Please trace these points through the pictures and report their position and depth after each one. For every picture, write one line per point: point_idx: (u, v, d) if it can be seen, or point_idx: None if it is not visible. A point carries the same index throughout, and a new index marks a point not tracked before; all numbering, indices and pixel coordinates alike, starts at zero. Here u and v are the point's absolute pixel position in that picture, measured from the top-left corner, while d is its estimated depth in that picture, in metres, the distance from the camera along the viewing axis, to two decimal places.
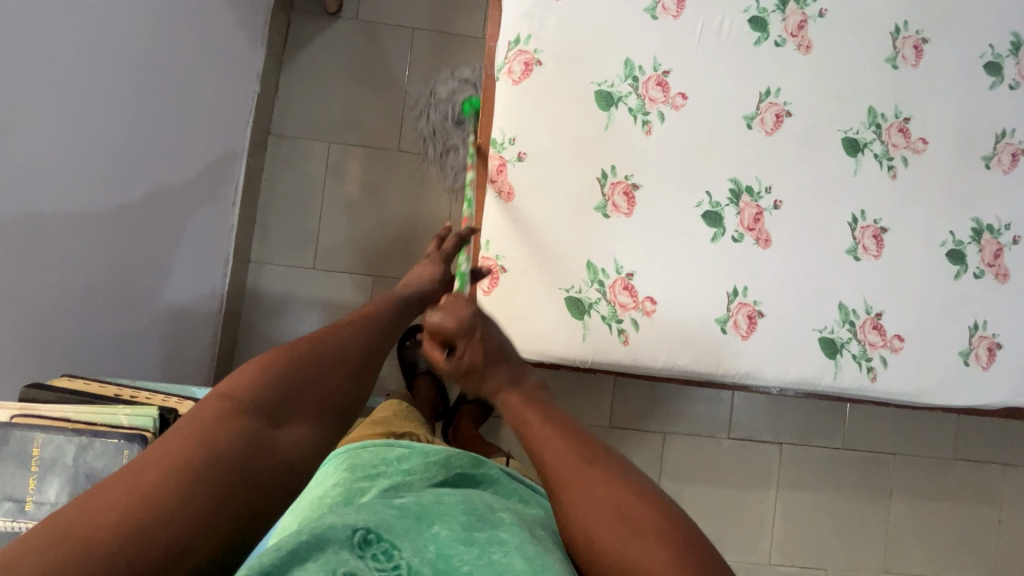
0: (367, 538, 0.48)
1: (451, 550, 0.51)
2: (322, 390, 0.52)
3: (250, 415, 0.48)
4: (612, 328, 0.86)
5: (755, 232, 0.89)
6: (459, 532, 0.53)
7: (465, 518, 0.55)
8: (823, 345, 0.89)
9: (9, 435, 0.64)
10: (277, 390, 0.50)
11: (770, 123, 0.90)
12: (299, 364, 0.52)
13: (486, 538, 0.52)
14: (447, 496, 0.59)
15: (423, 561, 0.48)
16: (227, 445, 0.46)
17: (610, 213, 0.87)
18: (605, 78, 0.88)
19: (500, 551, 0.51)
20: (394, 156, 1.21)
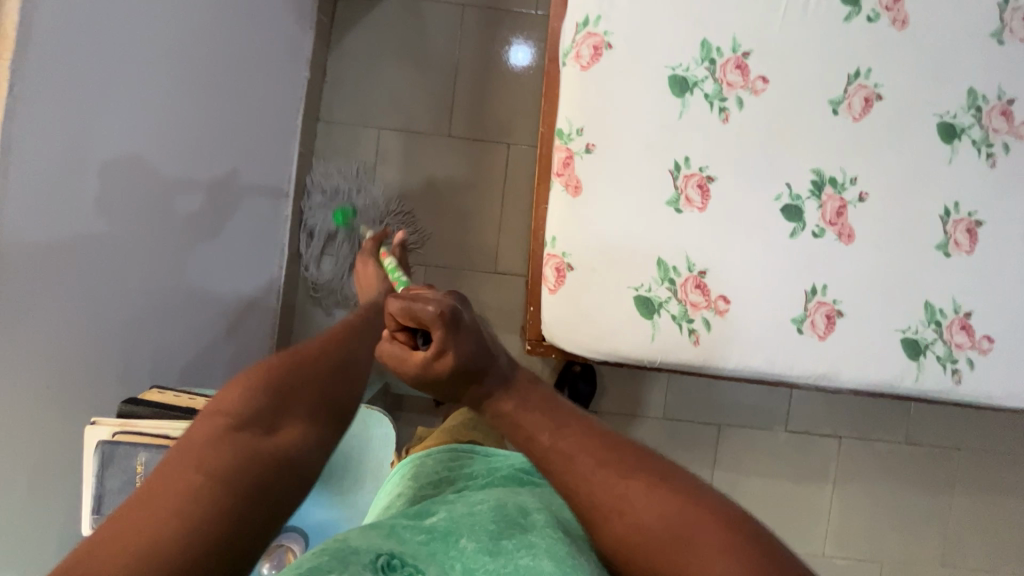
0: (390, 563, 0.44)
1: (476, 564, 0.46)
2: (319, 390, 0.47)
3: (240, 427, 0.42)
4: (683, 328, 0.83)
5: (838, 227, 0.84)
6: (486, 543, 0.48)
7: (495, 528, 0.50)
8: (906, 346, 0.85)
9: (114, 453, 0.64)
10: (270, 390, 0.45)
11: (858, 108, 0.83)
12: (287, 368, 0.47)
13: (513, 547, 0.48)
14: (479, 502, 0.54)
15: None
16: (226, 471, 0.40)
17: (682, 207, 0.83)
18: (680, 61, 0.82)
19: (526, 560, 0.46)
20: (444, 141, 1.17)
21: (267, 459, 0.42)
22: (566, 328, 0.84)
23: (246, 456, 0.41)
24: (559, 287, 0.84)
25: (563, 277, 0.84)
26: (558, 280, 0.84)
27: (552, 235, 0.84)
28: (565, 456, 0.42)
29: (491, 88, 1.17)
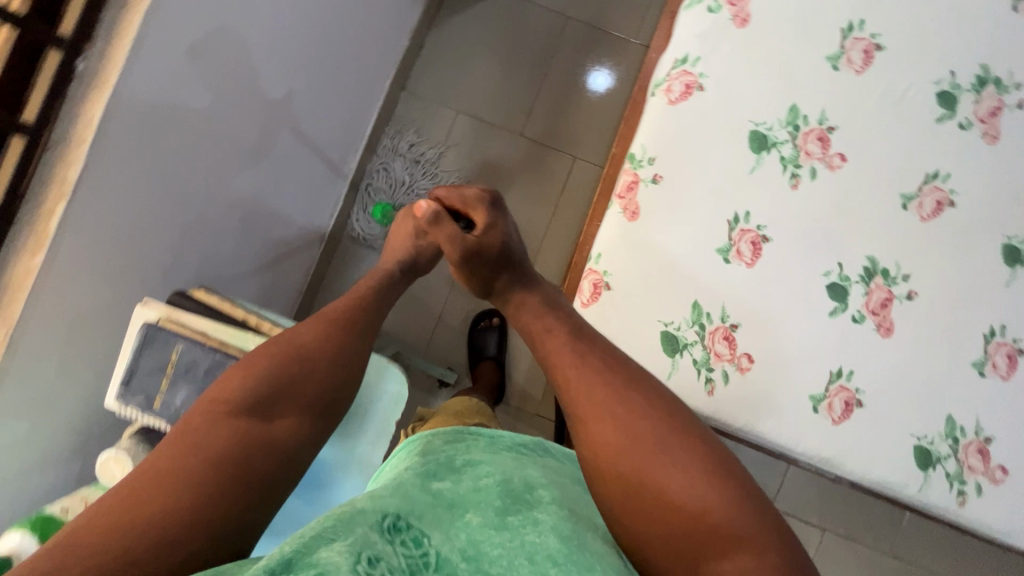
0: (396, 523, 0.51)
1: (481, 536, 0.54)
2: (301, 386, 0.61)
3: (237, 417, 0.57)
4: (701, 374, 0.84)
5: (879, 318, 0.83)
6: (492, 518, 0.56)
7: (500, 504, 0.57)
8: (917, 454, 0.83)
9: (154, 336, 0.67)
10: (266, 386, 0.59)
11: (928, 209, 0.83)
12: (280, 360, 0.62)
13: (519, 525, 0.55)
14: (487, 479, 0.61)
15: (452, 549, 0.52)
16: (215, 444, 0.54)
17: (731, 258, 0.84)
18: (766, 119, 0.84)
19: (532, 536, 0.54)
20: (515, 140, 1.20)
21: (257, 441, 0.56)
22: None
23: (239, 435, 0.56)
24: (592, 302, 0.85)
25: (598, 293, 0.85)
26: (593, 295, 0.85)
27: (598, 252, 0.86)
28: (672, 486, 0.54)
29: (572, 101, 1.19)
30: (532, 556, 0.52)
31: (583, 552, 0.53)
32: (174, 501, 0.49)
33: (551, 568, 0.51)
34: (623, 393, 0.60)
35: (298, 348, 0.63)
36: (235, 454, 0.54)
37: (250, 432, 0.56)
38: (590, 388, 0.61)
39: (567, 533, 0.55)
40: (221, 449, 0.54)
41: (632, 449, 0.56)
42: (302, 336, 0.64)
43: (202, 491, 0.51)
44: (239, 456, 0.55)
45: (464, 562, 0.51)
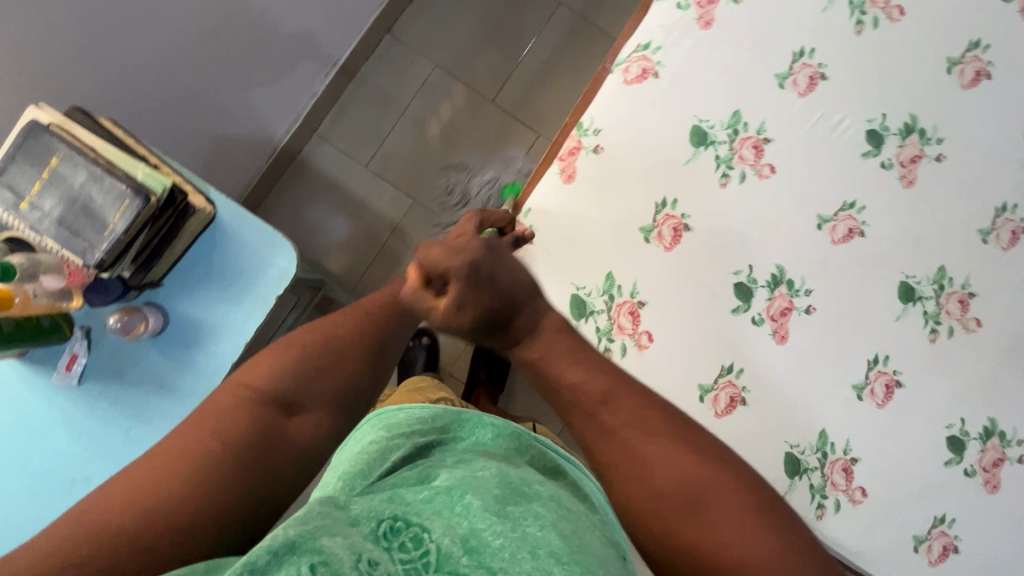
0: (393, 526, 0.40)
1: (482, 522, 0.41)
2: (328, 376, 0.53)
3: (265, 407, 0.50)
4: (601, 343, 0.86)
5: (777, 324, 0.87)
6: (493, 503, 0.43)
7: (501, 494, 0.44)
8: (787, 461, 0.86)
9: (37, 138, 0.51)
10: (292, 381, 0.52)
11: (839, 234, 0.89)
12: (305, 346, 0.54)
13: (522, 515, 0.42)
14: (487, 468, 0.48)
15: (454, 539, 0.40)
16: (231, 428, 0.47)
17: (652, 239, 0.87)
18: (709, 117, 0.88)
19: (536, 529, 0.42)
20: (485, 105, 1.22)
21: (278, 436, 0.49)
22: None
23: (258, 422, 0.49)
24: None
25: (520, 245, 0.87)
26: None
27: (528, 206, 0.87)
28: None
29: (548, 80, 1.22)
30: (536, 551, 0.40)
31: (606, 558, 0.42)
32: (184, 482, 0.44)
33: (558, 568, 0.39)
34: (697, 455, 0.46)
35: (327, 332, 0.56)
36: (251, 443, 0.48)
37: (270, 424, 0.49)
38: (664, 456, 0.46)
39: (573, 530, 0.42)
40: (236, 438, 0.47)
41: (704, 562, 0.44)
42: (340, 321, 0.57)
43: (224, 469, 0.45)
44: (254, 441, 0.48)
45: (466, 556, 0.39)
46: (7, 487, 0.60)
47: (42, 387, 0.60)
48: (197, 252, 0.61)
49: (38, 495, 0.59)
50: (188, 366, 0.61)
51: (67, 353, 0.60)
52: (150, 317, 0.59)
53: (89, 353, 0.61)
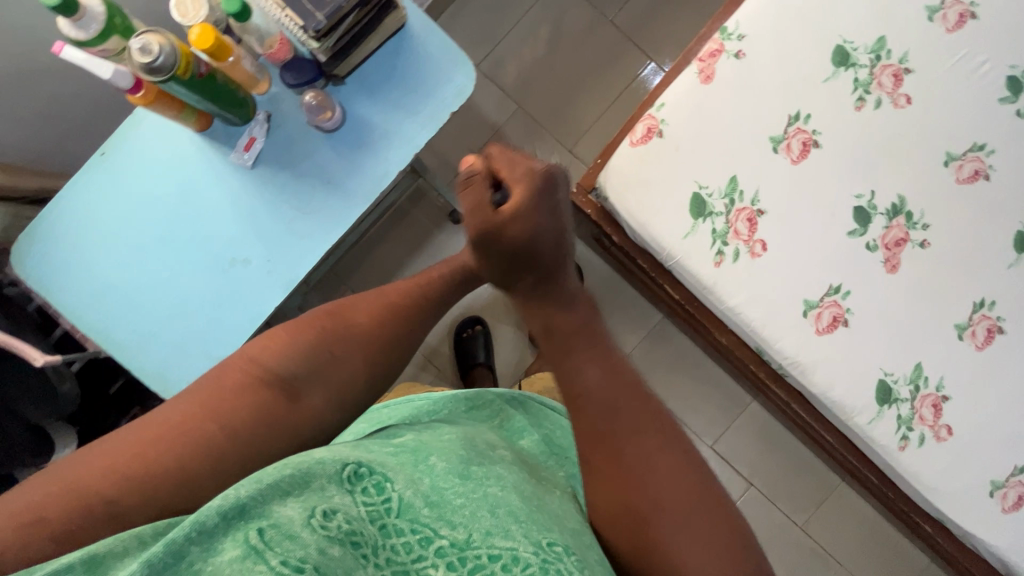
0: (357, 471, 0.44)
1: (444, 483, 0.48)
2: (339, 371, 0.55)
3: (271, 386, 0.52)
4: (715, 245, 0.87)
5: (890, 253, 0.87)
6: (457, 467, 0.50)
7: (464, 455, 0.53)
8: (879, 389, 0.87)
9: None
10: (305, 360, 0.54)
11: (965, 174, 0.88)
12: (324, 337, 0.55)
13: (483, 476, 0.50)
14: (447, 434, 0.57)
15: (415, 494, 0.45)
16: (235, 414, 0.49)
17: (780, 149, 0.87)
18: (854, 39, 0.88)
19: (495, 490, 0.49)
20: (602, 25, 1.23)
21: (278, 418, 0.51)
22: (623, 182, 0.89)
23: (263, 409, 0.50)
24: (641, 143, 0.88)
25: (650, 136, 0.88)
26: (644, 137, 0.88)
27: (662, 101, 0.89)
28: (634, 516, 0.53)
29: (668, 9, 1.22)
30: (495, 510, 0.47)
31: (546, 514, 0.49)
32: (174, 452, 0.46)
33: (513, 525, 0.46)
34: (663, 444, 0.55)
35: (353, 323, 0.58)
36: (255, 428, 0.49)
37: (276, 409, 0.51)
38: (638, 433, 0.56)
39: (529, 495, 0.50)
40: (240, 419, 0.49)
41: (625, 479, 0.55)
42: (362, 309, 0.59)
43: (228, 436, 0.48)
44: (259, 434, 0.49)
45: (427, 508, 0.44)
46: (179, 262, 0.66)
47: (218, 166, 0.66)
48: (382, 57, 0.66)
49: (203, 266, 0.65)
50: (357, 166, 0.66)
51: (246, 135, 0.66)
52: (336, 109, 0.64)
53: (264, 140, 0.66)
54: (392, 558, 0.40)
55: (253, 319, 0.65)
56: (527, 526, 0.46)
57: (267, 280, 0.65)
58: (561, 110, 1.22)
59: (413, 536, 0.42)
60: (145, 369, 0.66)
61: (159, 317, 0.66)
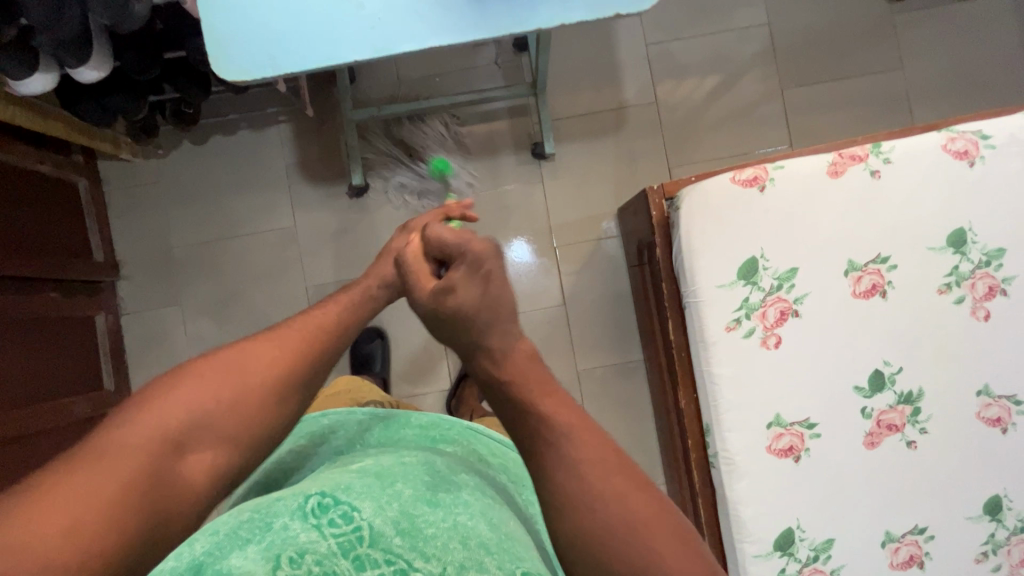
0: (322, 504, 0.52)
1: (415, 509, 0.56)
2: (246, 412, 0.57)
3: (179, 431, 0.54)
4: (738, 313, 0.85)
5: (877, 430, 0.85)
6: (424, 494, 0.58)
7: (429, 482, 0.60)
8: (783, 535, 0.84)
9: None
10: (209, 404, 0.56)
11: (987, 414, 0.85)
12: (249, 378, 0.58)
13: (451, 503, 0.58)
14: (411, 458, 0.64)
15: (383, 522, 0.53)
16: (149, 463, 0.51)
17: (850, 276, 0.85)
18: (980, 233, 0.85)
19: (463, 518, 0.56)
20: (769, 90, 1.22)
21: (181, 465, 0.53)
22: (703, 204, 0.86)
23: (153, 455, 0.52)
24: (741, 185, 0.86)
25: (752, 184, 0.86)
26: (748, 181, 0.86)
27: (783, 163, 0.87)
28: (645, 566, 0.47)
29: (832, 116, 1.21)
30: (467, 540, 0.54)
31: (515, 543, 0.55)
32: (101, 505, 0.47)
33: (484, 556, 0.53)
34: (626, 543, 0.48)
35: (242, 368, 0.59)
36: (159, 473, 0.51)
37: (178, 453, 0.53)
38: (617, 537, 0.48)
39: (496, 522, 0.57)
40: (150, 461, 0.51)
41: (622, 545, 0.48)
42: (252, 361, 0.60)
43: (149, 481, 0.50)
44: (150, 485, 0.51)
45: (398, 537, 0.52)
46: None
47: None
48: None
49: None
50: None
51: None
52: None
53: None
54: None
55: (327, 57, 0.62)
56: (494, 556, 0.53)
57: (364, 34, 0.62)
58: (685, 133, 1.21)
59: (388, 567, 0.50)
60: (204, 21, 0.62)
61: None
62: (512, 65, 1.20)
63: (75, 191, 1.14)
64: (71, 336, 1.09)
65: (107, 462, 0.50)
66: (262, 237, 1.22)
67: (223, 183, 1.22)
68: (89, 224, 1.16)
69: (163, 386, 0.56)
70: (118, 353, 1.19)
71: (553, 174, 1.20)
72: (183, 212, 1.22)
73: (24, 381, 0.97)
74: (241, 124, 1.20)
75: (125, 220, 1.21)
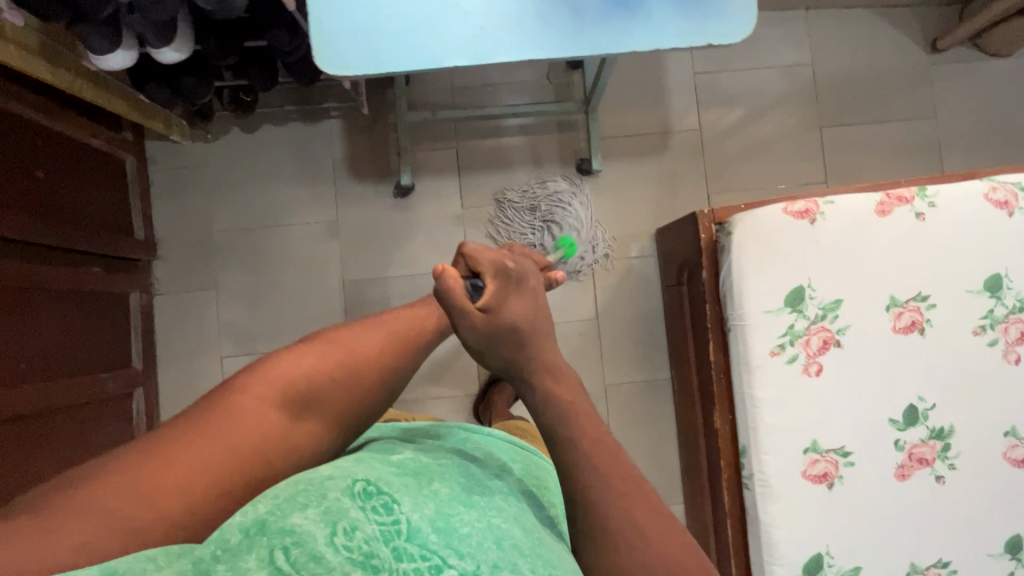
0: (367, 488, 0.50)
1: (451, 504, 0.52)
2: (339, 398, 0.55)
3: (277, 408, 0.52)
4: (783, 339, 0.87)
5: (908, 462, 0.87)
6: (459, 495, 0.54)
7: (464, 483, 0.57)
8: (812, 559, 0.86)
9: None
10: (307, 385, 0.54)
11: (1013, 455, 0.88)
12: (347, 357, 0.56)
13: (485, 506, 0.54)
14: (444, 454, 0.62)
15: (422, 517, 0.49)
16: (246, 440, 0.50)
17: (891, 311, 0.88)
18: (1015, 280, 0.89)
19: (498, 520, 0.52)
20: (808, 126, 1.26)
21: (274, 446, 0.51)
22: (756, 232, 0.89)
23: (265, 425, 0.51)
24: (793, 215, 0.89)
25: (803, 215, 0.89)
26: (799, 213, 0.89)
27: (833, 198, 0.90)
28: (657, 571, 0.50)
29: (867, 156, 1.26)
30: (501, 542, 0.50)
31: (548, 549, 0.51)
32: (197, 478, 0.47)
33: (518, 559, 0.48)
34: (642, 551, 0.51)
35: (351, 353, 0.56)
36: (256, 451, 0.50)
37: (275, 429, 0.51)
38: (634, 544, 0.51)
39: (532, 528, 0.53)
40: (246, 437, 0.50)
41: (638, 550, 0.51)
42: (362, 342, 0.57)
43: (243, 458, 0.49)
44: (256, 456, 0.50)
45: (433, 534, 0.48)
46: None
47: None
48: None
49: None
50: (608, 19, 0.65)
51: None
52: None
53: None
54: None
55: (427, 61, 0.65)
56: (531, 560, 0.48)
57: (464, 42, 0.65)
58: (725, 160, 1.25)
59: (422, 563, 0.46)
60: (311, 16, 0.64)
61: None
62: (563, 81, 1.23)
63: (122, 167, 1.13)
64: (108, 313, 1.08)
65: (216, 429, 0.49)
66: (303, 228, 1.23)
67: (270, 171, 1.22)
68: (133, 202, 1.16)
69: (271, 359, 0.55)
70: (149, 333, 1.18)
71: (595, 190, 1.23)
72: (226, 197, 1.22)
73: (62, 354, 0.96)
74: (293, 115, 1.21)
75: (168, 201, 1.22)
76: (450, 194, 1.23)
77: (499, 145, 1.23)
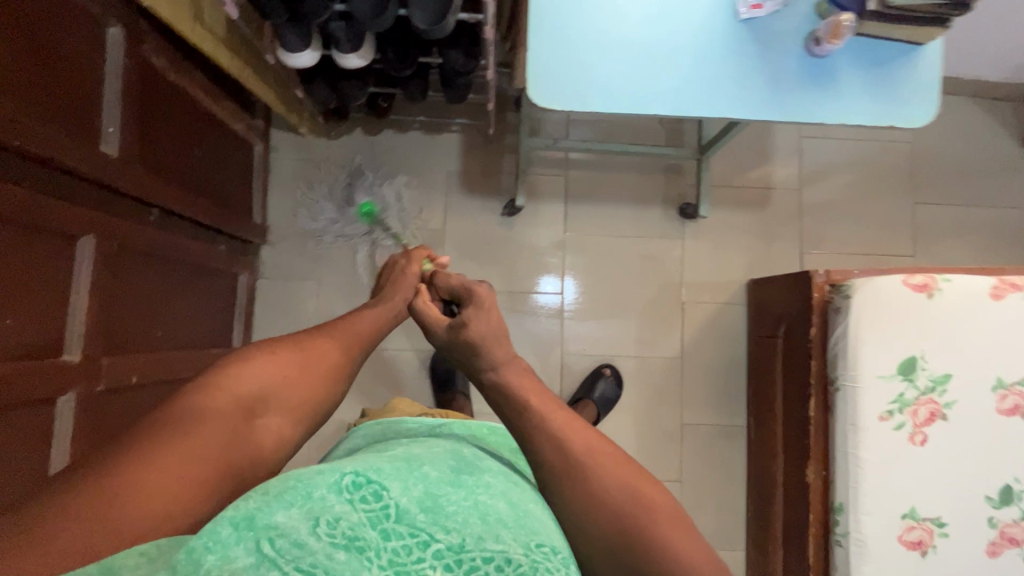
0: (356, 478, 0.46)
1: (439, 489, 0.50)
2: (292, 392, 0.57)
3: (235, 408, 0.53)
4: (891, 406, 0.91)
5: (1000, 540, 0.90)
6: (448, 478, 0.52)
7: (454, 467, 0.54)
8: None
9: None
10: (262, 384, 0.55)
11: None
12: (303, 359, 0.59)
13: (474, 485, 0.52)
14: (435, 447, 0.58)
15: (410, 500, 0.47)
16: (211, 440, 0.50)
17: (998, 392, 0.91)
18: None
19: (485, 498, 0.51)
20: (902, 200, 1.31)
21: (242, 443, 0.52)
22: (875, 299, 0.93)
23: (229, 425, 0.52)
24: (911, 288, 0.93)
25: (922, 290, 0.93)
26: (919, 286, 0.93)
27: (951, 277, 0.94)
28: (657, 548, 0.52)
29: (957, 237, 1.31)
30: (485, 515, 0.48)
31: (535, 518, 0.50)
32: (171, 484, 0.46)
33: (502, 530, 0.47)
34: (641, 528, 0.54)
35: (310, 358, 0.60)
36: (225, 447, 0.51)
37: (235, 427, 0.52)
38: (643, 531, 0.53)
39: (517, 502, 0.52)
40: (209, 440, 0.50)
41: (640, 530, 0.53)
42: (315, 352, 0.60)
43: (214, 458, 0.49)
44: (224, 457, 0.50)
45: (422, 514, 0.46)
46: (624, 16, 0.69)
47: None
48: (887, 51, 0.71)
49: (637, 38, 0.69)
50: (801, 93, 0.70)
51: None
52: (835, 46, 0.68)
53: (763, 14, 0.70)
54: (394, 558, 0.42)
55: (631, 105, 0.69)
56: (515, 529, 0.47)
57: (669, 93, 0.69)
58: (821, 223, 1.30)
59: (411, 540, 0.44)
60: (530, 49, 0.69)
61: (571, 32, 0.69)
62: (676, 127, 1.29)
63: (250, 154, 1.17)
64: (224, 291, 1.11)
65: (178, 439, 0.48)
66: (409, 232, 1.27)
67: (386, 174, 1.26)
68: (254, 187, 1.20)
69: (216, 374, 0.55)
70: (248, 315, 1.21)
71: (694, 234, 1.28)
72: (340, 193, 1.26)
73: (190, 328, 0.99)
74: (415, 125, 1.26)
75: (282, 189, 1.25)
76: (556, 220, 1.27)
77: (607, 178, 1.28)
